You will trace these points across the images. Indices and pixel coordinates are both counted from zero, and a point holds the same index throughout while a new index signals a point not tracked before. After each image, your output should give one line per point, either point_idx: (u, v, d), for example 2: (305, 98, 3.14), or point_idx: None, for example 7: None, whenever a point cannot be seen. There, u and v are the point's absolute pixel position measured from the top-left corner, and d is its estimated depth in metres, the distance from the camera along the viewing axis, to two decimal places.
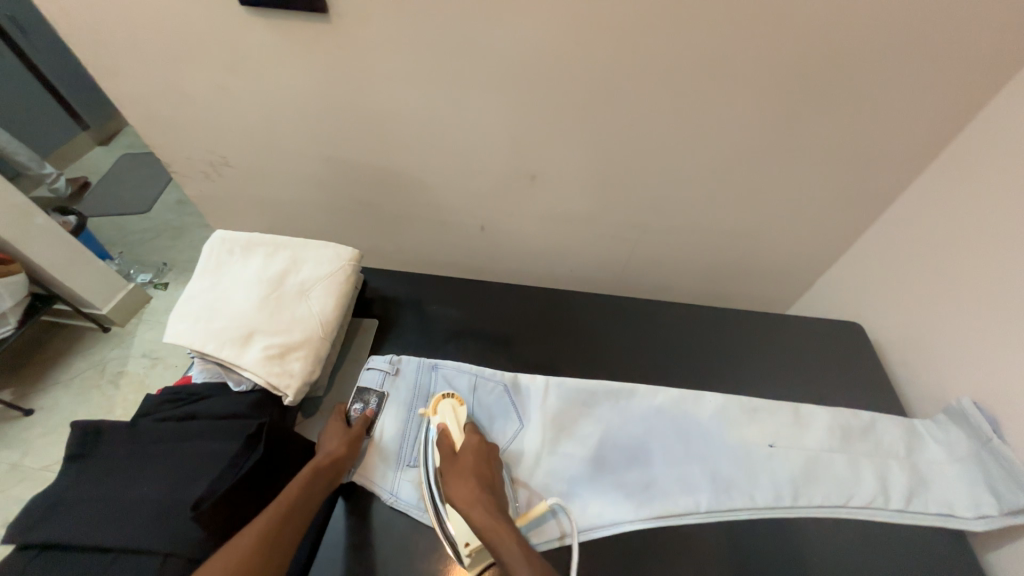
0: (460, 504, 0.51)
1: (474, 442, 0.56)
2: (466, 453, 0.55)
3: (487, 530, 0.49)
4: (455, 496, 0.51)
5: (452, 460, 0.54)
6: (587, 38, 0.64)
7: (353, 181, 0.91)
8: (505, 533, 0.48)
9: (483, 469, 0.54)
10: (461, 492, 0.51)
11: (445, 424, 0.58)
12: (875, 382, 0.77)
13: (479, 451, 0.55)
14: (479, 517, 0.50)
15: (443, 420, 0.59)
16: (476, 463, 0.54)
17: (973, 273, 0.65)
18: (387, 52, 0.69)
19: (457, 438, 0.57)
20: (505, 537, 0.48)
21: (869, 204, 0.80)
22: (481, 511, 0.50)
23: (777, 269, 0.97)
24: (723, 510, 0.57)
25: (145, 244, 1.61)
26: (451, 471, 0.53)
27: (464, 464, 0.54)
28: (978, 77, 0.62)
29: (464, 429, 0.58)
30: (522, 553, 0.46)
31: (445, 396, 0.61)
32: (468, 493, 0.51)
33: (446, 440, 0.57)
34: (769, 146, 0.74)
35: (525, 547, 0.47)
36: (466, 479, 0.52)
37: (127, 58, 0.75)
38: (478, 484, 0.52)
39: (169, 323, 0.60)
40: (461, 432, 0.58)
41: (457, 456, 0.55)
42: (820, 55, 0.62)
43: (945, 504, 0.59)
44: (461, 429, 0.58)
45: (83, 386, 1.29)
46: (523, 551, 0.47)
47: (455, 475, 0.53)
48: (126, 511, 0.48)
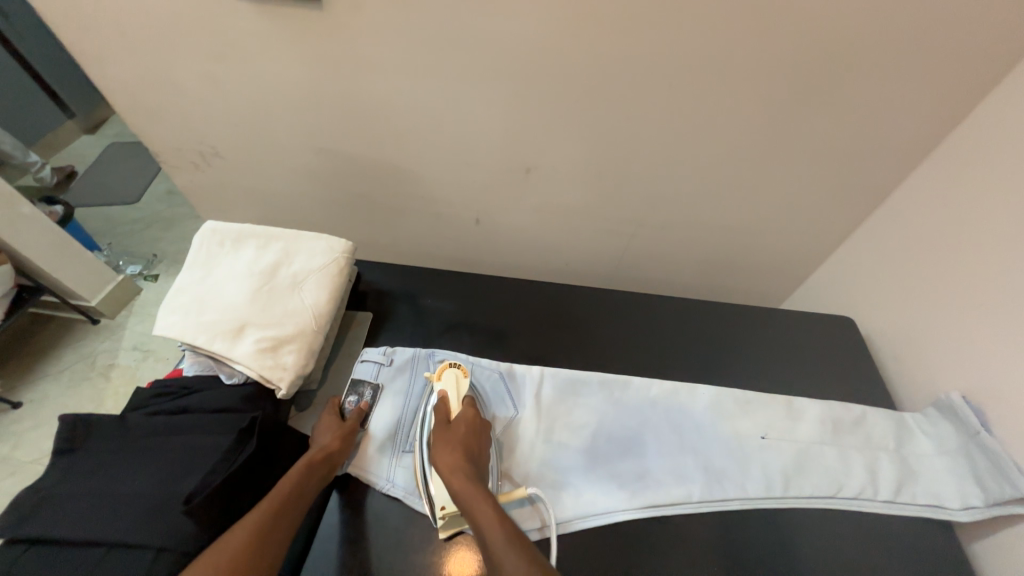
0: (442, 468, 0.51)
1: (469, 416, 0.56)
2: (459, 423, 0.55)
3: (462, 494, 0.49)
4: (437, 460, 0.52)
5: (445, 428, 0.55)
6: (585, 28, 0.63)
7: (347, 173, 0.90)
8: (481, 498, 0.49)
9: (470, 441, 0.54)
10: (444, 458, 0.52)
11: (445, 393, 0.59)
12: (866, 376, 0.77)
13: (471, 423, 0.56)
14: (459, 483, 0.50)
15: (444, 387, 0.59)
16: (465, 434, 0.54)
17: (964, 268, 0.65)
18: (381, 42, 0.68)
19: (454, 406, 0.58)
20: (478, 502, 0.48)
21: (863, 199, 0.81)
22: (461, 479, 0.50)
23: (771, 263, 0.97)
24: (715, 500, 0.58)
25: (134, 235, 1.58)
26: (442, 437, 0.54)
27: (453, 434, 0.54)
28: (975, 73, 0.62)
29: (463, 401, 0.59)
30: (494, 519, 0.47)
31: (451, 363, 0.62)
32: (452, 460, 0.52)
33: (443, 408, 0.57)
34: (766, 140, 0.74)
35: (499, 512, 0.48)
36: (452, 447, 0.53)
37: (112, 44, 0.73)
38: (462, 454, 0.52)
39: (159, 316, 0.59)
40: (459, 401, 0.58)
41: (450, 425, 0.55)
42: (818, 49, 0.62)
43: (932, 495, 0.60)
44: (460, 399, 0.58)
45: (72, 379, 1.27)
46: (496, 518, 0.47)
47: (441, 441, 0.54)
48: (117, 506, 0.48)
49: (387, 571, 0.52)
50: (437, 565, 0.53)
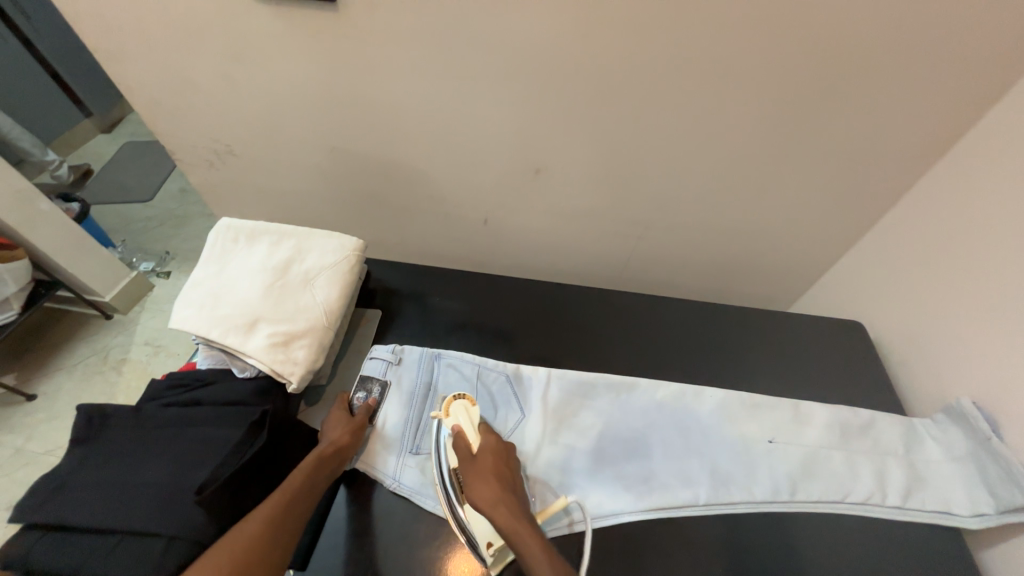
0: (483, 506, 0.50)
1: (491, 443, 0.55)
2: (484, 455, 0.54)
3: (511, 535, 0.49)
4: (475, 497, 0.51)
5: (471, 463, 0.53)
6: (596, 31, 0.63)
7: (358, 172, 0.91)
8: (531, 540, 0.48)
9: (502, 469, 0.53)
10: (482, 494, 0.51)
11: (459, 426, 0.56)
12: (874, 381, 0.77)
13: (496, 453, 0.55)
14: (506, 521, 0.49)
15: (456, 420, 0.57)
16: (495, 463, 0.54)
17: (975, 274, 0.65)
18: (394, 43, 0.69)
19: (472, 438, 0.56)
20: (531, 545, 0.48)
21: (873, 203, 0.80)
22: (508, 517, 0.49)
23: (779, 267, 0.97)
24: (720, 503, 0.58)
25: (148, 232, 1.61)
26: (472, 472, 0.53)
27: (482, 466, 0.53)
28: (987, 77, 0.62)
29: (479, 430, 0.57)
30: (548, 564, 0.46)
31: (457, 396, 0.59)
32: (490, 494, 0.51)
33: (462, 443, 0.55)
34: (775, 144, 0.74)
35: (552, 557, 0.47)
36: (487, 480, 0.52)
37: (132, 44, 0.75)
38: (500, 486, 0.52)
39: (174, 309, 0.60)
40: (477, 432, 0.56)
41: (475, 458, 0.54)
42: (829, 52, 0.62)
43: (940, 501, 0.59)
44: (476, 431, 0.56)
45: (86, 372, 1.30)
46: (550, 559, 0.47)
47: (473, 477, 0.52)
48: (131, 495, 0.48)
49: (394, 564, 0.52)
50: (443, 559, 0.53)
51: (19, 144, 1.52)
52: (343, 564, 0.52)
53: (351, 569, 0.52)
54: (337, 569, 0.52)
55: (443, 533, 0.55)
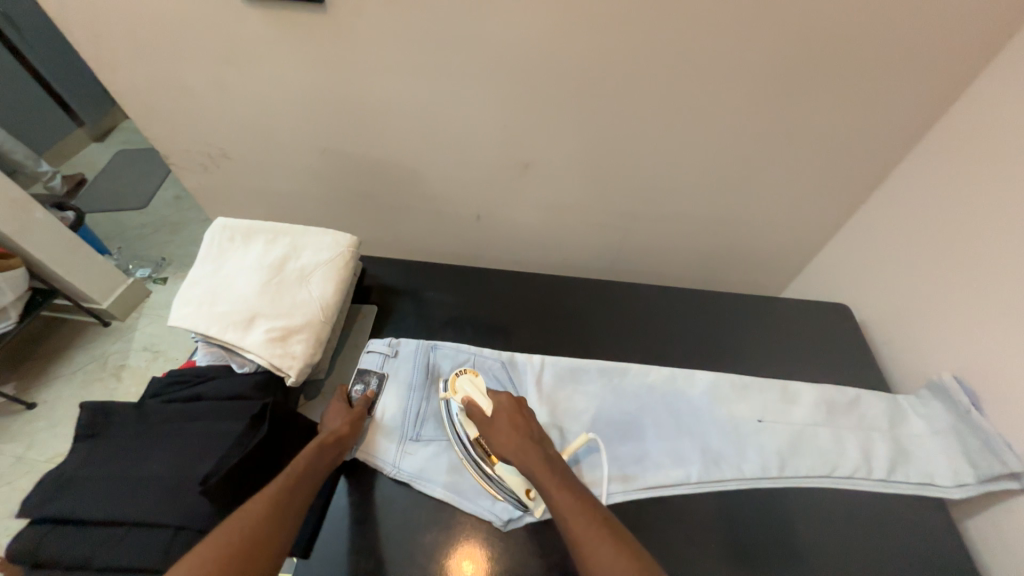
0: (502, 453, 0.54)
1: (503, 403, 0.58)
2: (497, 413, 0.57)
3: (529, 469, 0.51)
4: (494, 444, 0.55)
5: (488, 423, 0.56)
6: (579, 27, 0.65)
7: (350, 172, 0.92)
8: (546, 472, 0.50)
9: (519, 422, 0.56)
10: (500, 441, 0.54)
11: (468, 397, 0.60)
12: (862, 362, 0.78)
13: (513, 410, 0.57)
14: (523, 458, 0.52)
15: (465, 394, 0.60)
16: (509, 419, 0.56)
17: (953, 254, 0.67)
18: (382, 45, 0.70)
19: (485, 404, 0.59)
20: (546, 475, 0.50)
21: (855, 188, 0.82)
22: (527, 455, 0.52)
23: (768, 255, 0.99)
24: (712, 481, 0.60)
25: (143, 239, 1.62)
26: (489, 429, 0.56)
27: (499, 423, 0.56)
28: (959, 63, 0.64)
29: (489, 397, 0.60)
30: (560, 490, 0.49)
31: (461, 372, 0.63)
32: (508, 442, 0.54)
33: (476, 410, 0.58)
34: (758, 133, 0.76)
35: (566, 483, 0.49)
36: (505, 433, 0.55)
37: (124, 52, 0.76)
38: (515, 434, 0.54)
39: (173, 307, 0.61)
40: (486, 396, 0.60)
41: (492, 419, 0.56)
42: (805, 42, 0.63)
43: (924, 473, 0.61)
44: (487, 396, 0.60)
45: (85, 379, 1.30)
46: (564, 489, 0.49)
47: (494, 432, 0.55)
48: (136, 487, 0.50)
49: (396, 551, 0.54)
50: (448, 547, 0.54)
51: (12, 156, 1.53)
52: (347, 551, 0.53)
53: (354, 555, 0.53)
54: (342, 555, 0.53)
55: (445, 519, 0.56)
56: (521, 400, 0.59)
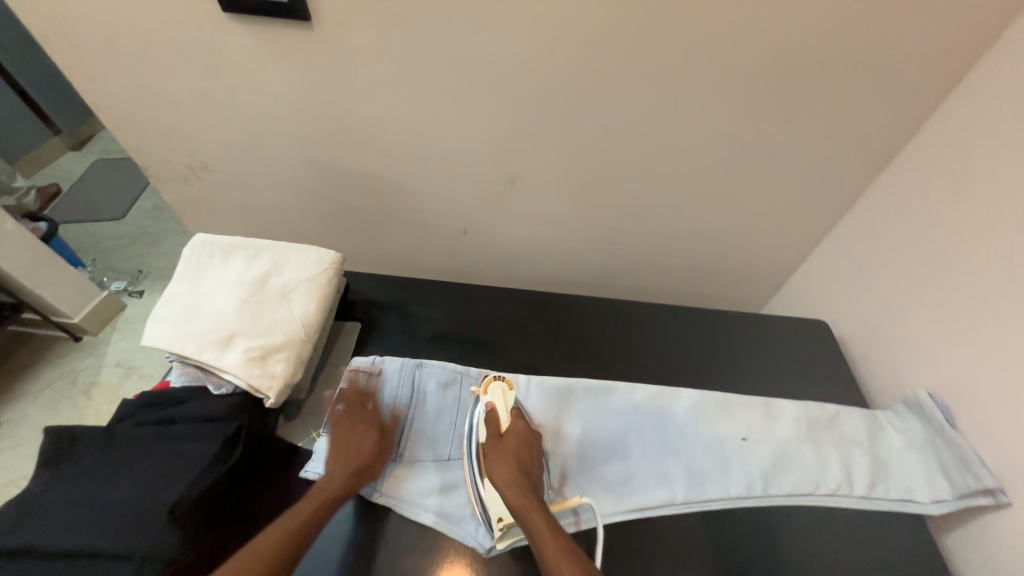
0: (497, 480, 0.53)
1: (519, 427, 0.57)
2: (510, 437, 0.56)
3: (518, 508, 0.51)
4: (493, 469, 0.54)
5: (496, 441, 0.56)
6: (565, 47, 0.66)
7: (336, 186, 0.92)
8: (536, 513, 0.50)
9: (525, 456, 0.55)
10: (499, 468, 0.54)
11: (492, 405, 0.59)
12: (842, 377, 0.80)
13: (524, 440, 0.57)
14: (514, 495, 0.51)
15: (492, 400, 0.60)
16: (517, 446, 0.56)
17: (926, 271, 0.69)
18: (371, 60, 0.71)
19: (503, 419, 0.58)
20: (534, 517, 0.50)
21: (832, 206, 0.85)
22: (522, 492, 0.52)
23: (750, 270, 1.00)
24: (697, 501, 0.60)
25: (120, 250, 1.57)
26: (493, 450, 0.55)
27: (506, 448, 0.55)
28: (924, 89, 0.67)
29: (510, 412, 0.59)
30: (548, 534, 0.49)
31: (495, 378, 0.62)
32: (506, 471, 0.53)
33: (493, 421, 0.58)
34: (738, 152, 0.78)
35: (554, 528, 0.49)
36: (507, 461, 0.54)
37: (105, 62, 0.75)
38: (515, 467, 0.54)
39: (148, 326, 0.59)
40: (507, 412, 0.59)
41: (502, 439, 0.56)
42: (781, 66, 0.66)
43: (904, 489, 0.62)
44: (509, 412, 0.59)
45: (52, 397, 1.25)
46: (551, 533, 0.49)
47: (496, 457, 0.55)
48: (103, 515, 0.47)
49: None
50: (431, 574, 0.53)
51: None
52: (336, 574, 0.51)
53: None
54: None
55: (428, 543, 0.55)
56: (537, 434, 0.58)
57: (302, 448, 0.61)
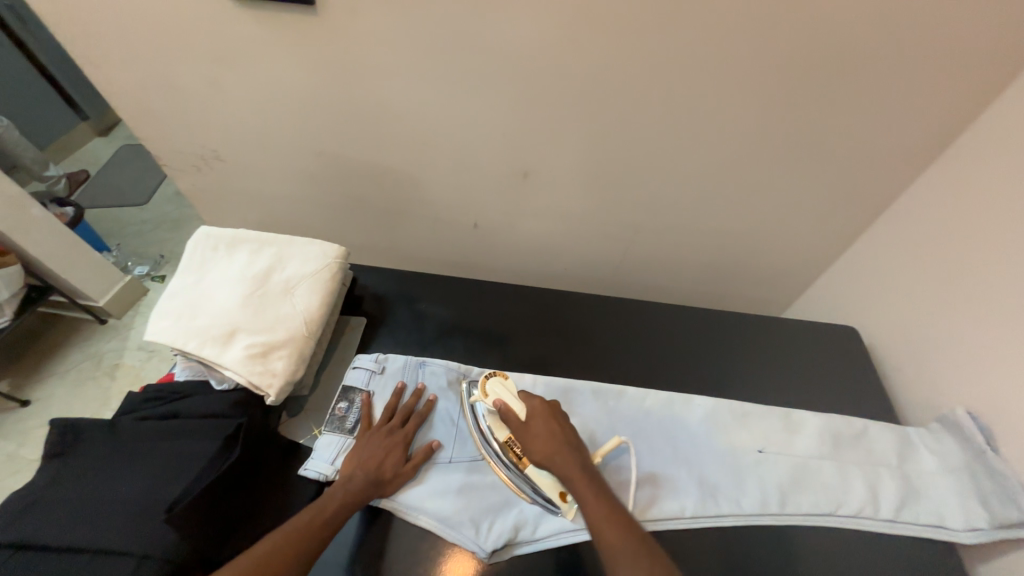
0: (541, 459, 0.53)
1: (537, 407, 0.57)
2: (534, 419, 0.56)
3: (566, 477, 0.52)
4: (534, 450, 0.54)
5: (523, 428, 0.56)
6: (579, 32, 0.62)
7: (346, 177, 0.90)
8: (583, 482, 0.51)
9: (555, 428, 0.55)
10: (540, 447, 0.54)
11: (501, 401, 0.57)
12: (871, 388, 0.75)
13: (549, 417, 0.56)
14: (561, 466, 0.53)
15: (497, 397, 0.58)
16: (545, 425, 0.55)
17: (970, 279, 0.63)
18: (377, 48, 0.68)
19: (518, 407, 0.57)
20: (583, 487, 0.51)
21: (869, 205, 0.79)
22: (567, 464, 0.52)
23: (776, 271, 0.95)
24: (708, 516, 0.57)
25: (143, 236, 1.61)
26: (525, 434, 0.55)
27: (534, 430, 0.55)
28: (980, 78, 0.60)
29: (520, 398, 0.58)
30: (597, 500, 0.50)
31: (490, 375, 0.60)
32: (545, 448, 0.54)
33: (510, 414, 0.56)
34: (767, 146, 0.72)
35: (601, 494, 0.51)
36: (542, 440, 0.54)
37: (115, 51, 0.74)
38: (555, 441, 0.54)
39: (151, 320, 0.59)
40: (518, 399, 0.58)
41: (527, 424, 0.56)
42: (817, 54, 0.60)
43: (934, 514, 0.58)
44: (518, 398, 0.58)
45: (79, 377, 1.29)
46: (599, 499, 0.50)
47: (531, 438, 0.55)
48: (104, 510, 0.48)
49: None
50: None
51: (22, 159, 1.49)
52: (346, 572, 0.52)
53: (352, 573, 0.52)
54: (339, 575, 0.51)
55: (427, 548, 0.53)
56: (556, 406, 0.58)
57: (303, 446, 0.61)
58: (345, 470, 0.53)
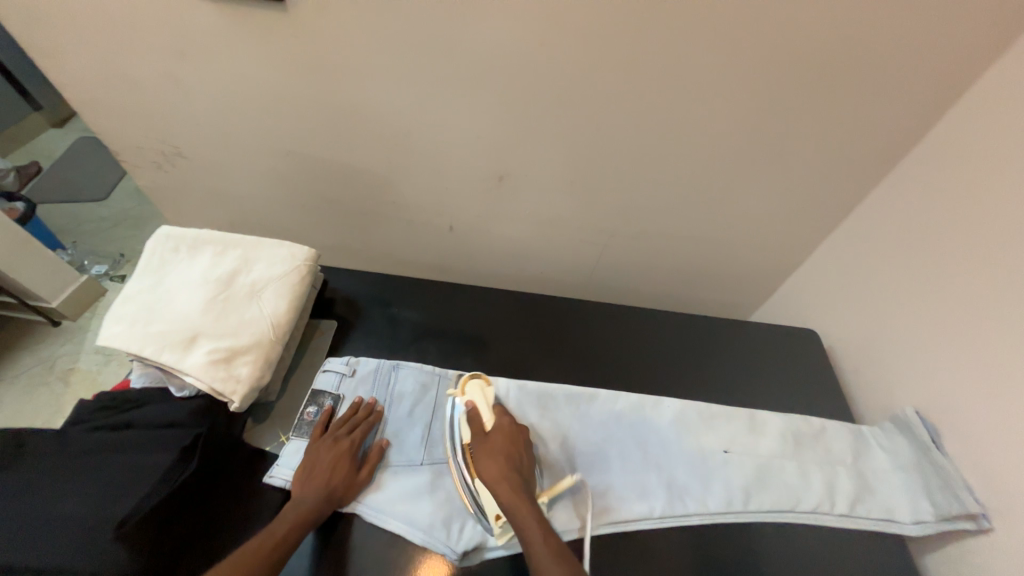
0: (488, 480, 0.52)
1: (504, 424, 0.57)
2: (496, 434, 0.56)
3: (511, 508, 0.50)
4: (482, 468, 0.54)
5: (483, 439, 0.56)
6: (554, 38, 0.63)
7: (318, 177, 0.88)
8: (527, 513, 0.50)
9: (513, 449, 0.55)
10: (489, 467, 0.53)
11: (473, 403, 0.60)
12: (830, 389, 0.79)
13: (511, 434, 0.56)
14: (506, 495, 0.51)
15: (471, 399, 0.60)
16: (505, 443, 0.55)
17: (922, 285, 0.67)
18: (350, 47, 0.67)
19: (487, 417, 0.58)
20: (527, 518, 0.50)
21: (829, 213, 0.82)
22: (511, 491, 0.51)
23: (743, 275, 0.98)
24: (676, 516, 0.58)
25: (101, 233, 1.53)
26: (482, 450, 0.55)
27: (493, 447, 0.55)
28: (927, 95, 0.65)
29: (493, 410, 0.59)
30: (541, 537, 0.48)
31: (473, 377, 0.63)
32: (495, 470, 0.53)
33: (477, 419, 0.58)
34: (734, 154, 0.75)
35: (546, 529, 0.49)
36: (497, 461, 0.54)
37: (66, 40, 0.70)
38: (505, 465, 0.53)
39: (104, 324, 0.57)
40: (489, 409, 0.59)
41: (488, 438, 0.56)
42: (779, 67, 0.63)
43: (885, 509, 0.61)
44: (490, 409, 0.59)
45: (30, 383, 1.22)
46: (544, 535, 0.49)
47: (485, 455, 0.54)
48: (48, 528, 0.45)
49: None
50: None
51: None
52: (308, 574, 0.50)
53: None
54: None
55: (395, 555, 0.52)
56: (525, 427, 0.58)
57: (268, 453, 0.59)
58: (296, 489, 0.52)
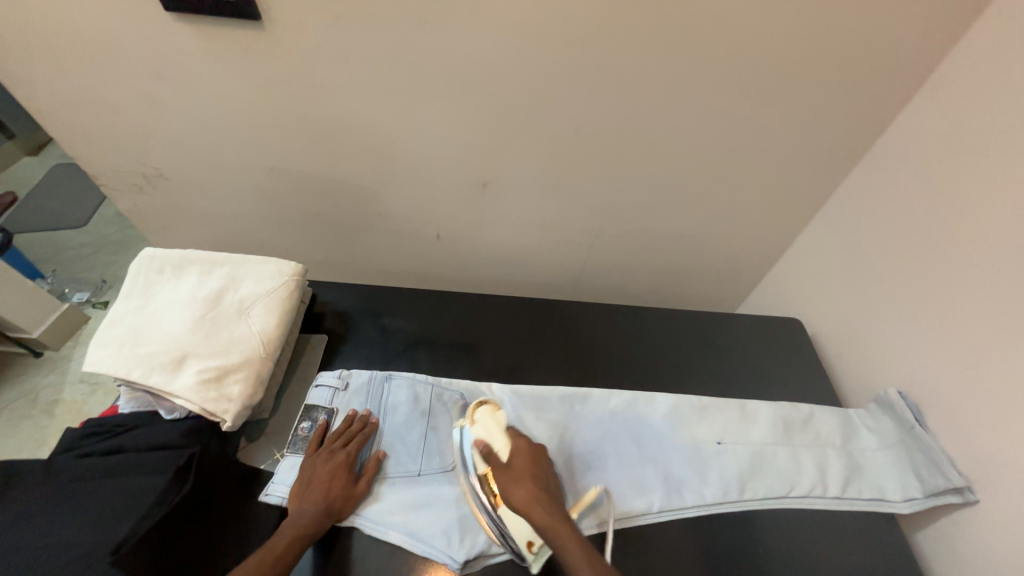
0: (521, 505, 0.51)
1: (521, 445, 0.56)
2: (518, 458, 0.55)
3: (549, 529, 0.50)
4: (513, 496, 0.52)
5: (507, 468, 0.54)
6: (529, 46, 0.64)
7: (302, 193, 0.88)
8: (566, 532, 0.49)
9: (536, 470, 0.54)
10: (520, 493, 0.52)
11: (484, 435, 0.57)
12: (818, 375, 0.80)
13: (529, 456, 0.55)
14: (540, 514, 0.50)
15: (481, 428, 0.58)
16: (529, 465, 0.54)
17: (898, 268, 0.70)
18: (330, 62, 0.68)
19: (500, 447, 0.56)
20: (565, 539, 0.49)
21: (805, 203, 0.85)
22: (542, 513, 0.50)
23: (727, 269, 1.00)
24: (675, 509, 0.59)
25: (82, 260, 1.51)
26: (508, 480, 0.53)
27: (517, 473, 0.54)
28: (887, 86, 0.68)
29: (506, 433, 0.57)
30: (584, 556, 0.48)
31: (483, 403, 0.60)
32: (525, 495, 0.52)
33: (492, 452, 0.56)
34: (711, 151, 0.77)
35: (586, 548, 0.49)
36: (526, 485, 0.52)
37: (40, 67, 0.70)
38: (535, 487, 0.52)
39: (89, 350, 0.56)
40: (502, 436, 0.57)
41: (510, 467, 0.54)
42: (747, 65, 0.66)
43: (875, 488, 0.63)
44: (503, 436, 0.57)
45: (13, 417, 1.19)
46: (586, 554, 0.48)
47: (513, 481, 0.53)
48: (39, 558, 0.45)
49: None
50: None
51: None
52: None
53: None
54: None
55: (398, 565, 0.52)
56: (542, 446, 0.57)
57: (262, 471, 0.59)
58: (293, 503, 0.51)
